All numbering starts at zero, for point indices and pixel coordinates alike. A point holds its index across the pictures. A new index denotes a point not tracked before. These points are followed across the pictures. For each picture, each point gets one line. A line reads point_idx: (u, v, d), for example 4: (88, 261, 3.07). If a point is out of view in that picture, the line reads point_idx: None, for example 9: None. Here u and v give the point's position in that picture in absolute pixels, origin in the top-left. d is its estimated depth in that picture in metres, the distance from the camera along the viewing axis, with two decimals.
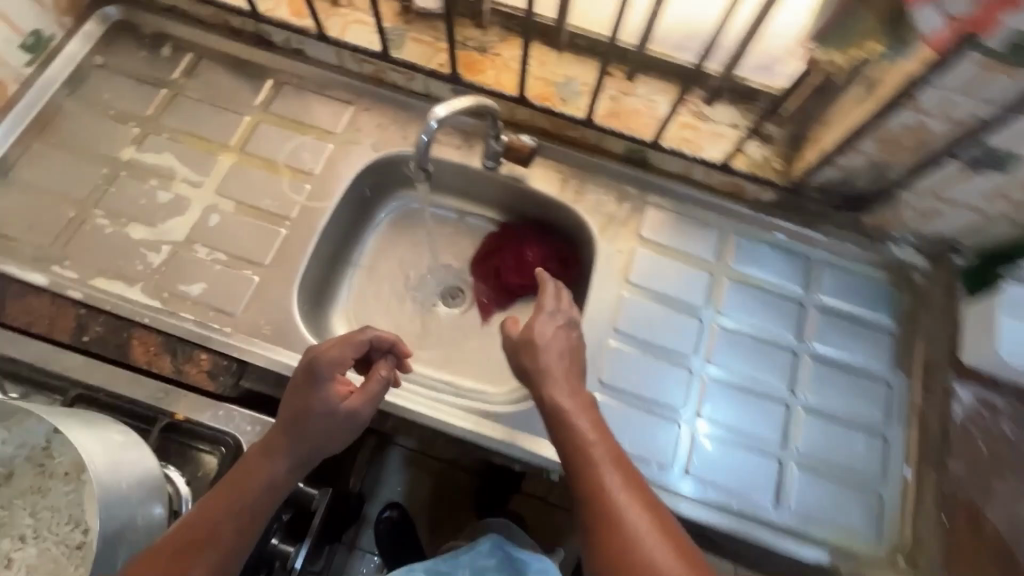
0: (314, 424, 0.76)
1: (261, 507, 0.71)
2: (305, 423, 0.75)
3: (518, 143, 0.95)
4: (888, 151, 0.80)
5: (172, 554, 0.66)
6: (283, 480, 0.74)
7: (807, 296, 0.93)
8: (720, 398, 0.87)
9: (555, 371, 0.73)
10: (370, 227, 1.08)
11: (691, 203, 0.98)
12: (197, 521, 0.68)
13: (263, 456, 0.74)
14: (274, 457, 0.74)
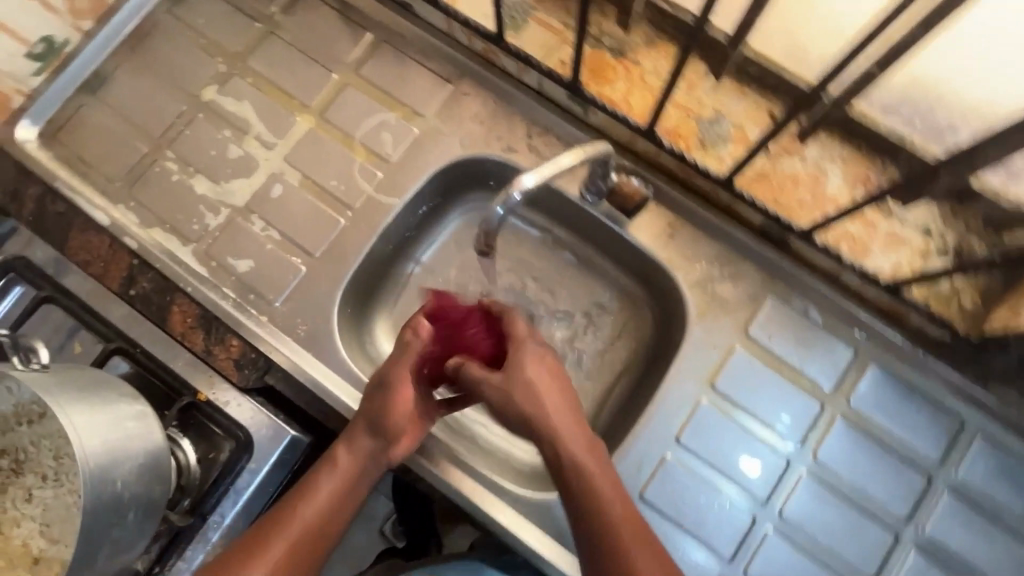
0: (376, 400, 0.74)
1: (329, 500, 0.71)
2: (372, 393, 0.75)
3: (629, 187, 0.78)
4: None
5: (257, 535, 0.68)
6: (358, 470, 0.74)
7: (936, 471, 0.77)
8: (781, 560, 0.75)
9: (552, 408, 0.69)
10: (440, 226, 0.95)
11: (826, 313, 0.80)
12: (278, 517, 0.69)
13: (337, 450, 0.74)
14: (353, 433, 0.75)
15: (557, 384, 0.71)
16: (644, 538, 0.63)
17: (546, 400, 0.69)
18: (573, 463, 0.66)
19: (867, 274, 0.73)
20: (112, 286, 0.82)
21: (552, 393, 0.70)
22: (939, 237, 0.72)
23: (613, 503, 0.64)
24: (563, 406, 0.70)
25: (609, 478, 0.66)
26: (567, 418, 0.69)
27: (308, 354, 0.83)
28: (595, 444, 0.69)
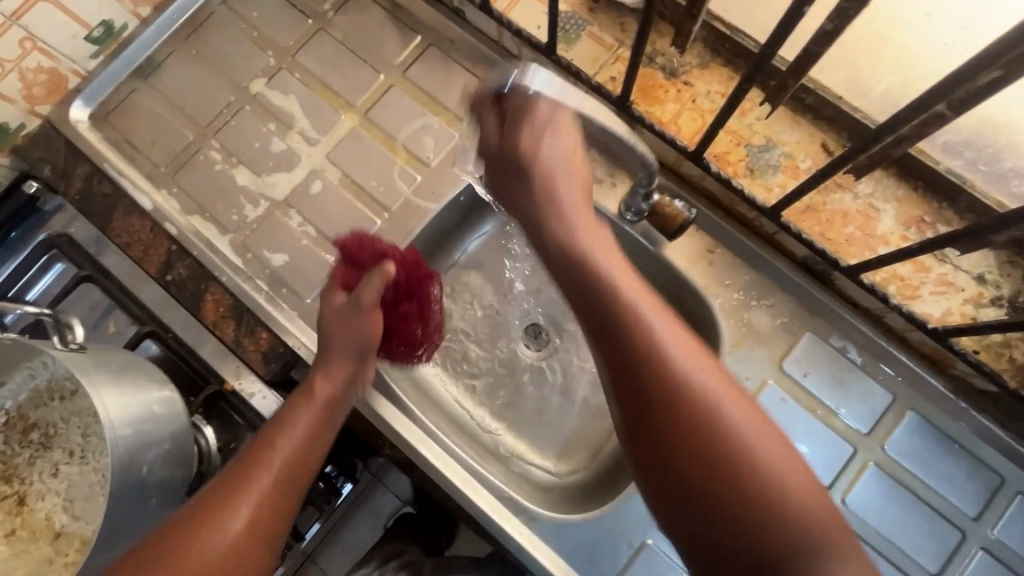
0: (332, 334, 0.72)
1: (299, 442, 0.66)
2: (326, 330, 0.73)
3: (671, 211, 0.76)
4: None
5: (217, 490, 0.62)
6: (322, 421, 0.69)
7: (970, 528, 0.73)
8: None
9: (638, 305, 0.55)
10: (472, 233, 0.94)
11: (866, 354, 0.77)
12: (234, 483, 0.62)
13: (295, 406, 0.69)
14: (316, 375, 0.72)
15: (556, 156, 0.66)
16: (697, 350, 0.52)
17: (580, 240, 0.61)
18: (621, 311, 0.54)
19: (915, 319, 0.70)
20: (150, 270, 0.83)
21: (598, 246, 0.60)
22: (994, 285, 0.70)
23: (656, 320, 0.53)
24: (596, 242, 0.61)
25: (652, 298, 0.56)
26: (600, 250, 0.60)
27: None
28: (634, 276, 0.58)
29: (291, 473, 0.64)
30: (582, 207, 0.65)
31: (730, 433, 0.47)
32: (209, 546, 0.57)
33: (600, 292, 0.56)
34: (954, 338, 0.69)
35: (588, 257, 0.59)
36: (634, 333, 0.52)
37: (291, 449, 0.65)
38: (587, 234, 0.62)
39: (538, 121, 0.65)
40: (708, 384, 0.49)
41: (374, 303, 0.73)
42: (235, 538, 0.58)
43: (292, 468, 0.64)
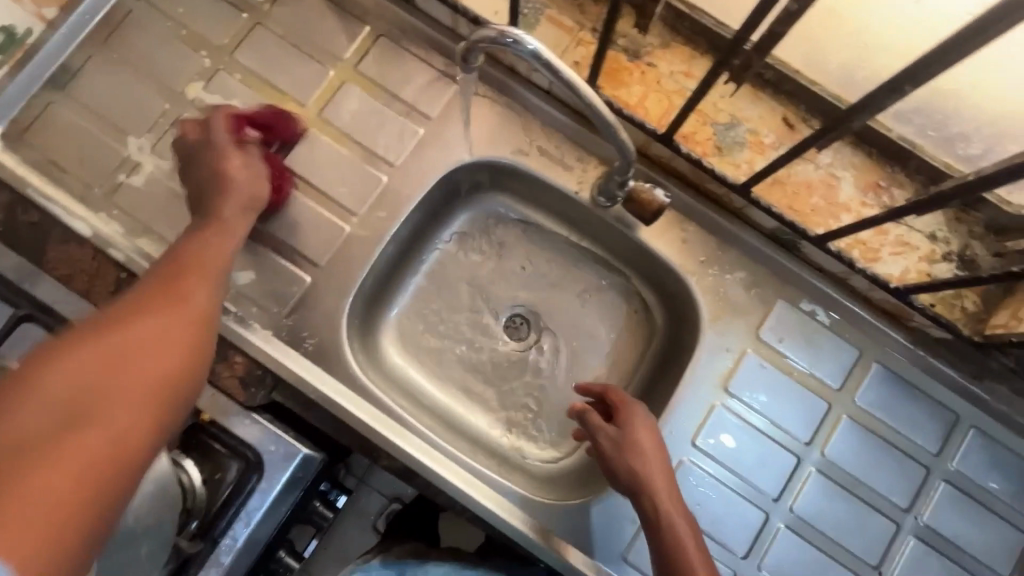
0: (230, 177, 0.71)
1: (218, 256, 0.65)
2: (224, 171, 0.71)
3: (647, 195, 0.76)
4: None
5: (145, 287, 0.57)
6: (230, 237, 0.68)
7: (933, 463, 0.81)
8: (791, 553, 0.78)
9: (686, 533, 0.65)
10: (445, 229, 0.92)
11: (833, 315, 0.82)
12: (161, 291, 0.57)
13: (202, 233, 0.67)
14: (219, 204, 0.69)
15: (655, 447, 0.70)
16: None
17: (644, 450, 0.69)
18: (671, 537, 0.64)
19: (878, 281, 0.74)
20: (100, 302, 0.74)
21: (655, 457, 0.69)
22: (945, 242, 0.75)
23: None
24: (687, 525, 0.65)
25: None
26: (689, 534, 0.64)
27: (317, 369, 0.80)
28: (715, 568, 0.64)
29: (215, 271, 0.63)
30: (670, 488, 0.68)
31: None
32: (152, 333, 0.53)
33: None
34: (914, 295, 0.74)
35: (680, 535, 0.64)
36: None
37: (210, 259, 0.63)
38: (680, 520, 0.65)
39: (650, 434, 0.71)
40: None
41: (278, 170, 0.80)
42: (183, 325, 0.55)
43: (212, 275, 0.62)
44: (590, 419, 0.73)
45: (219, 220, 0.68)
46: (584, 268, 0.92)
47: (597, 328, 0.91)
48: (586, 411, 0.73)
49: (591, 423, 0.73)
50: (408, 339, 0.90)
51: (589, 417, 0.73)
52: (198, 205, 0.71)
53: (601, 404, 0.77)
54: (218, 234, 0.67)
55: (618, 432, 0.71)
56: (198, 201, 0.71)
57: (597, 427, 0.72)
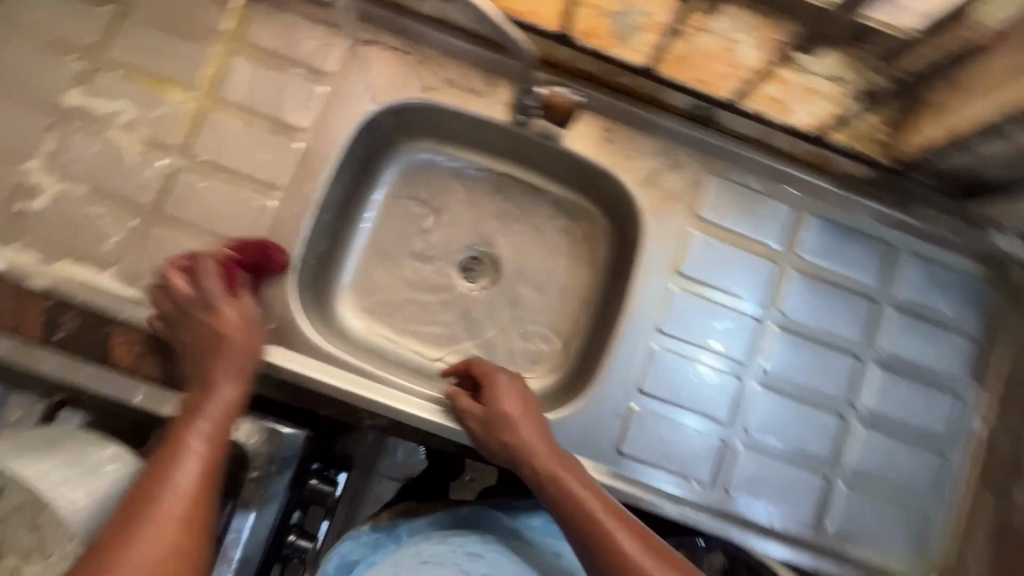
0: (223, 350, 0.69)
1: (216, 441, 0.63)
2: (216, 337, 0.70)
3: (558, 99, 0.75)
4: None
5: (135, 495, 0.57)
6: (226, 422, 0.65)
7: (881, 295, 0.85)
8: (771, 408, 0.82)
9: (563, 469, 0.69)
10: (376, 186, 0.91)
11: (764, 179, 0.83)
12: (149, 497, 0.57)
13: (193, 410, 0.65)
14: (211, 388, 0.67)
15: (521, 412, 0.73)
16: (666, 554, 0.63)
17: (510, 413, 0.73)
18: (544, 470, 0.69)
19: (792, 130, 0.79)
20: (31, 334, 0.73)
21: (519, 414, 0.73)
22: (850, 81, 0.75)
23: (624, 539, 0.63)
24: (573, 473, 0.69)
25: (620, 518, 0.65)
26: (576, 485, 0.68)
27: (276, 349, 0.77)
28: (607, 500, 0.67)
29: (209, 467, 0.61)
30: (552, 451, 0.71)
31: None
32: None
33: (586, 519, 0.65)
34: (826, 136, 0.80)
35: (566, 485, 0.68)
36: (612, 548, 0.62)
37: (201, 452, 0.61)
38: (556, 462, 0.69)
39: (521, 406, 0.74)
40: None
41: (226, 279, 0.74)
42: (162, 541, 0.55)
43: (204, 474, 0.60)
44: (461, 403, 0.77)
45: (209, 402, 0.65)
46: (521, 194, 0.93)
47: (548, 249, 0.92)
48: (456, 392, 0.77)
49: (461, 412, 0.76)
50: (366, 303, 0.89)
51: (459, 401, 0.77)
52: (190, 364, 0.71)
53: (470, 379, 0.81)
54: (210, 399, 0.66)
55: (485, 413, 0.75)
56: (203, 363, 0.70)
57: (471, 412, 0.76)
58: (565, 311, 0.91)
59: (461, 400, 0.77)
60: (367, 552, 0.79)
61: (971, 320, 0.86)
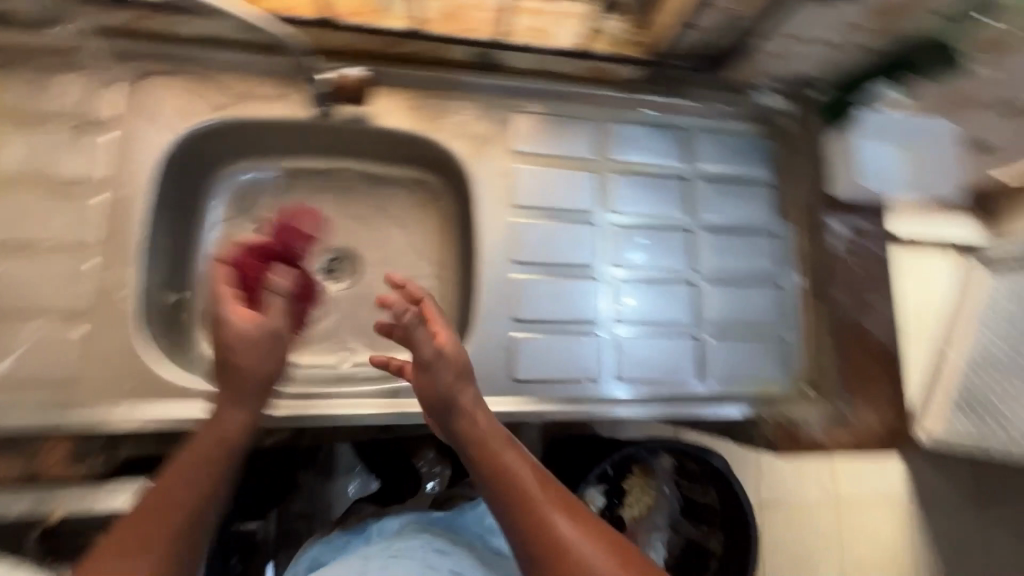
0: (235, 360, 0.66)
1: (215, 476, 0.60)
2: (229, 362, 0.66)
3: (345, 81, 0.78)
4: (740, 3, 0.76)
5: (137, 518, 0.54)
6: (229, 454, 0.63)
7: (688, 172, 0.95)
8: (632, 295, 0.90)
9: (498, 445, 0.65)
10: (207, 219, 0.88)
11: (561, 102, 0.91)
12: (136, 539, 0.52)
13: (218, 430, 0.64)
14: (235, 405, 0.66)
15: (459, 384, 0.68)
16: (591, 525, 0.58)
17: (449, 391, 0.68)
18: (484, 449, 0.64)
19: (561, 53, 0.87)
20: None
21: (455, 384, 0.68)
22: None
23: (556, 517, 0.57)
24: (512, 447, 0.65)
25: (552, 491, 0.60)
26: (515, 459, 0.63)
27: (144, 405, 0.72)
28: (545, 478, 0.62)
29: (216, 491, 0.60)
30: (490, 428, 0.67)
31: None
32: None
33: (517, 494, 0.60)
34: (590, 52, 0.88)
35: (500, 458, 0.63)
36: (549, 534, 0.56)
37: (199, 481, 0.59)
38: (498, 438, 0.65)
39: (466, 369, 0.69)
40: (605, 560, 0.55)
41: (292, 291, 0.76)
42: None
43: (202, 504, 0.57)
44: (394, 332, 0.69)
45: (217, 422, 0.65)
46: (357, 184, 0.94)
47: (401, 227, 0.95)
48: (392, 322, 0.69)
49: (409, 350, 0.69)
50: None
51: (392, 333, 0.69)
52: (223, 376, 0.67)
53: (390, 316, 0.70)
54: (228, 424, 0.65)
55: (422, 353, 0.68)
56: (221, 382, 0.67)
57: (417, 347, 0.68)
58: (435, 278, 0.93)
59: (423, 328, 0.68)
60: (335, 553, 0.81)
61: (765, 169, 0.97)
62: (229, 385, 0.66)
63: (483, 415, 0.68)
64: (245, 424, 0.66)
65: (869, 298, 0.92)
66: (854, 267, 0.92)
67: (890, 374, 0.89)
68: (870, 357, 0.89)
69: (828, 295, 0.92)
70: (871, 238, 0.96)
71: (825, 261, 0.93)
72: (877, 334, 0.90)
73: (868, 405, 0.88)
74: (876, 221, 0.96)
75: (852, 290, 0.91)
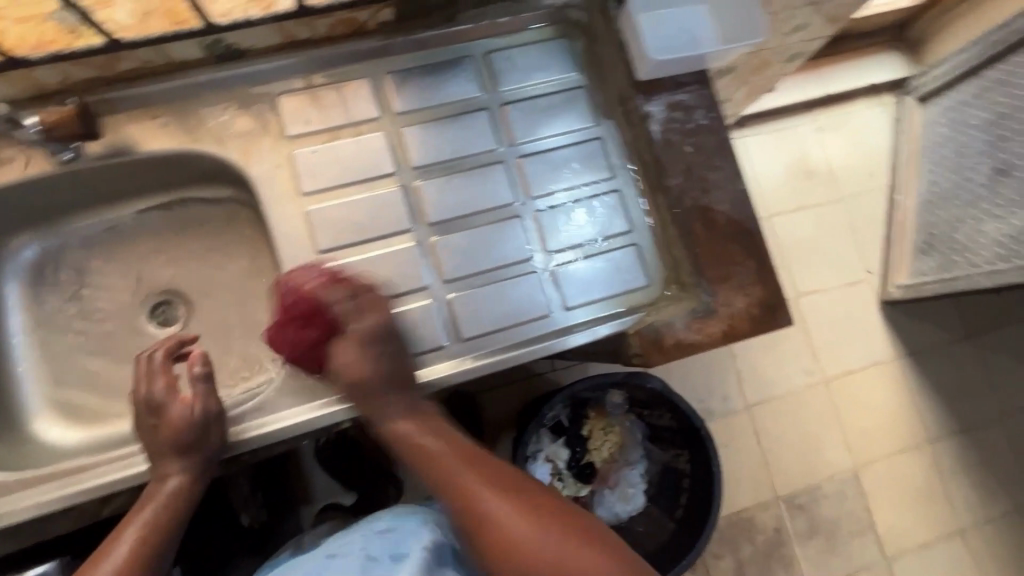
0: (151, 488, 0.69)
1: (157, 532, 0.66)
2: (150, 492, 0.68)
3: (55, 117, 0.70)
4: None
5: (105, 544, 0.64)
6: (177, 509, 0.69)
7: (487, 99, 0.87)
8: (459, 247, 0.83)
9: (467, 482, 0.67)
10: (5, 303, 0.84)
11: (325, 71, 0.84)
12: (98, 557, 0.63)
13: (149, 490, 0.69)
14: (165, 458, 0.70)
15: (449, 451, 0.71)
16: (521, 492, 0.66)
17: (454, 470, 0.69)
18: (431, 445, 0.72)
19: (285, 17, 0.76)
20: None
21: (455, 463, 0.69)
22: None
23: (463, 472, 0.69)
24: (454, 455, 0.71)
25: (508, 487, 0.67)
26: (462, 468, 0.69)
27: None
28: (473, 455, 0.71)
29: (150, 539, 0.65)
30: (435, 458, 0.71)
31: (566, 554, 0.60)
32: None
33: (476, 523, 0.64)
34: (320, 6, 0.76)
35: (443, 463, 0.70)
36: (488, 527, 0.63)
37: (138, 529, 0.65)
38: (472, 472, 0.68)
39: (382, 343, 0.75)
40: (538, 507, 0.65)
41: (169, 401, 0.71)
42: None
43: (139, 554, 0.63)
44: (141, 399, 0.71)
45: (163, 474, 0.69)
46: (157, 223, 0.89)
47: (216, 249, 0.90)
48: (136, 389, 0.72)
49: (150, 406, 0.71)
50: (71, 411, 0.83)
51: (140, 399, 0.72)
52: (155, 462, 0.70)
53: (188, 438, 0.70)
54: (158, 490, 0.69)
55: (167, 400, 0.71)
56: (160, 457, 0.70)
57: (154, 393, 0.71)
58: (262, 291, 0.88)
59: (160, 389, 0.72)
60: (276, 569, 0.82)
61: (575, 72, 0.89)
62: (167, 445, 0.70)
63: (462, 454, 0.71)
64: (181, 487, 0.69)
65: (707, 175, 0.83)
66: (683, 145, 0.83)
67: (748, 246, 0.82)
68: (716, 235, 0.81)
69: (663, 185, 0.83)
70: (690, 110, 0.84)
71: (651, 150, 0.84)
72: (722, 209, 0.82)
73: (729, 287, 0.80)
74: (696, 90, 0.85)
75: (688, 173, 0.82)
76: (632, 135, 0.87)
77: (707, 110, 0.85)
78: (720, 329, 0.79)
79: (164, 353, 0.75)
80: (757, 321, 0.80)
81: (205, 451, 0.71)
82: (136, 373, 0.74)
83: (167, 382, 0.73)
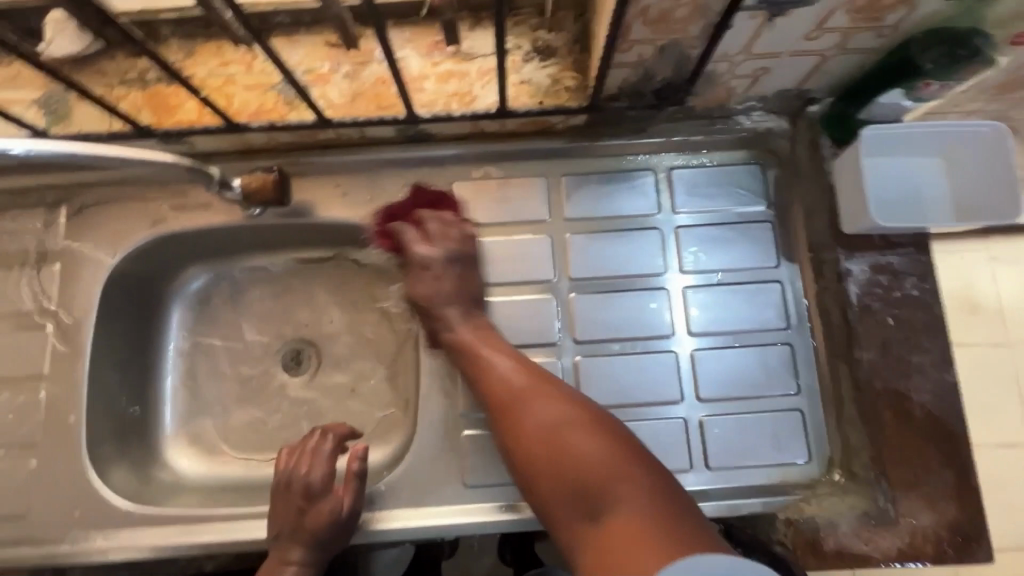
0: (272, 568, 0.64)
1: None
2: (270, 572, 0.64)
3: (255, 181, 0.74)
4: (664, 31, 0.61)
5: None
6: None
7: (661, 217, 0.80)
8: (604, 373, 0.77)
9: (524, 427, 0.64)
10: (167, 328, 0.88)
11: (503, 162, 0.82)
12: None
13: (269, 568, 0.64)
14: (294, 544, 0.64)
15: (521, 382, 0.68)
16: (595, 481, 0.58)
17: (522, 393, 0.67)
18: (504, 380, 0.68)
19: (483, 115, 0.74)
20: None
21: (541, 413, 0.64)
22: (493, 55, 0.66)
23: (538, 410, 0.65)
24: (530, 389, 0.67)
25: (586, 425, 0.62)
26: (569, 420, 0.63)
27: (98, 533, 0.72)
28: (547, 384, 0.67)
29: None
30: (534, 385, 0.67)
31: (632, 518, 0.54)
32: None
33: (558, 472, 0.61)
34: (518, 106, 0.74)
35: (526, 403, 0.66)
36: (576, 508, 0.59)
37: None
38: (548, 407, 0.64)
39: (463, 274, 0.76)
40: (661, 512, 0.54)
41: (324, 493, 0.66)
42: None
43: None
44: (299, 479, 0.66)
45: (287, 558, 0.64)
46: (308, 274, 0.89)
47: (354, 310, 0.89)
48: (296, 465, 0.67)
49: (305, 490, 0.65)
50: (201, 443, 0.86)
51: (296, 480, 0.66)
52: (286, 546, 0.64)
53: (324, 535, 0.65)
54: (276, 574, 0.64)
55: (323, 490, 0.66)
56: (293, 544, 0.64)
57: (312, 477, 0.66)
58: (391, 363, 0.87)
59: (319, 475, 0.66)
60: None
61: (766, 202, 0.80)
62: (303, 536, 0.64)
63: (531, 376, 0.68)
64: None
65: (909, 358, 0.73)
66: (886, 319, 0.74)
67: (946, 453, 0.71)
68: (909, 432, 0.71)
69: (851, 355, 0.74)
70: (900, 279, 0.75)
71: (844, 316, 0.75)
72: (922, 402, 0.72)
73: (916, 498, 0.70)
74: (911, 256, 0.75)
75: (885, 349, 0.73)
76: (821, 287, 0.77)
77: (922, 280, 0.74)
78: (893, 545, 0.70)
79: (336, 438, 0.69)
80: (940, 545, 0.70)
81: (333, 549, 0.66)
82: (303, 445, 0.69)
83: (328, 470, 0.67)
